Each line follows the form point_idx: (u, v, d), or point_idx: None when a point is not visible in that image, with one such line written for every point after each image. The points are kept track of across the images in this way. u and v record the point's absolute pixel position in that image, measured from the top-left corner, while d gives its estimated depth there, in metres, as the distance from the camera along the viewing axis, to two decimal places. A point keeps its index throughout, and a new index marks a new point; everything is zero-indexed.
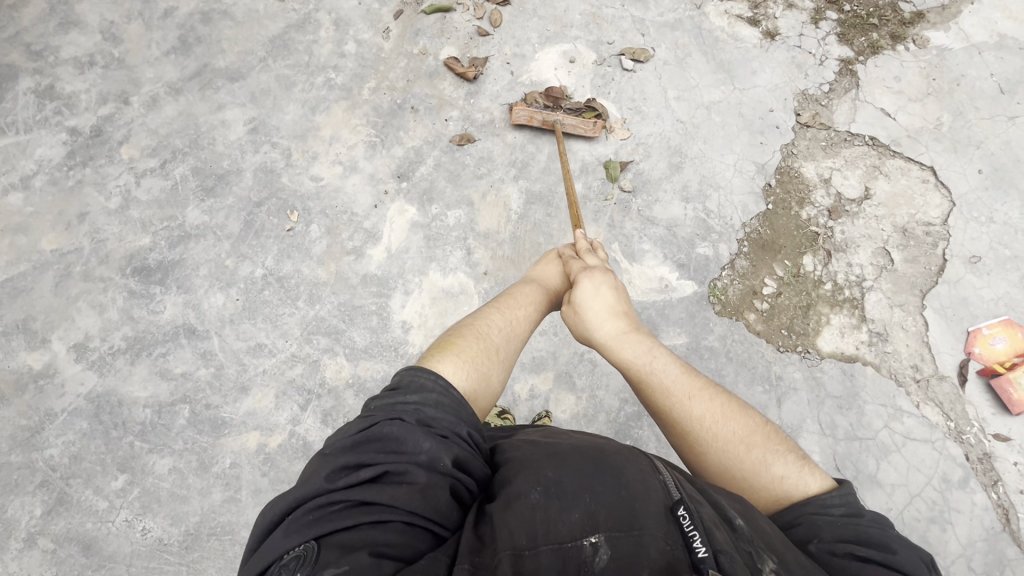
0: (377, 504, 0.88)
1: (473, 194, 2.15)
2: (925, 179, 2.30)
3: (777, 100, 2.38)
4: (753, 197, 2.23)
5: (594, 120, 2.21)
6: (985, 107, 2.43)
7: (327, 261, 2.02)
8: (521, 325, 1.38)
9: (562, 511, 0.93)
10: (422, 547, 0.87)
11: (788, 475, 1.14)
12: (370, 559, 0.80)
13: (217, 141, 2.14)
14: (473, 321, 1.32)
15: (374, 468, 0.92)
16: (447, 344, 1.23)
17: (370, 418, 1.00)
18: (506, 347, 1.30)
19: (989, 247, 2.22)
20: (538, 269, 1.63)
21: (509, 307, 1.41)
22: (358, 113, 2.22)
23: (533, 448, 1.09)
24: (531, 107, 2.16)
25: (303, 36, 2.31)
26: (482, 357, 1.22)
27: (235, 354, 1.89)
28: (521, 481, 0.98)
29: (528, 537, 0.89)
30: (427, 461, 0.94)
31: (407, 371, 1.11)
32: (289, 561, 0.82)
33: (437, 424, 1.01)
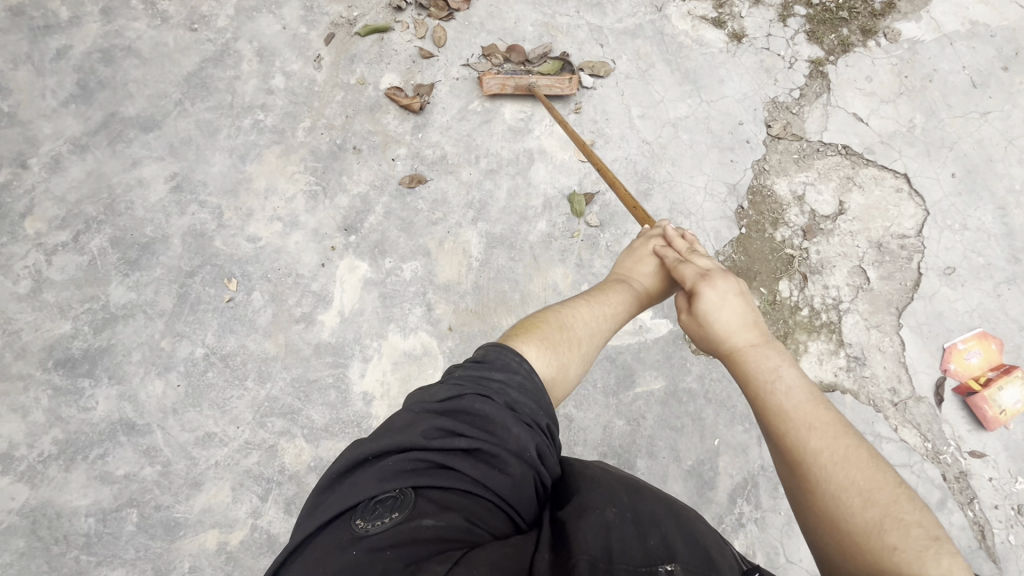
0: (468, 473, 0.92)
1: (429, 243, 1.98)
2: (899, 188, 2.22)
3: (747, 112, 2.24)
4: (726, 221, 2.12)
5: (569, 77, 2.14)
6: (958, 104, 2.34)
7: (274, 332, 1.85)
8: (607, 321, 1.32)
9: (642, 538, 0.87)
10: (504, 526, 0.91)
11: (913, 559, 0.76)
12: (463, 522, 0.86)
13: (136, 203, 1.91)
14: (560, 308, 1.30)
15: (467, 440, 0.93)
16: (531, 327, 1.22)
17: (459, 387, 1.00)
18: (589, 341, 1.26)
19: (963, 257, 2.18)
20: (630, 260, 1.45)
21: (601, 301, 1.34)
22: (294, 158, 2.01)
23: (605, 473, 1.04)
24: (501, 74, 2.09)
25: (222, 71, 2.05)
26: (563, 348, 1.20)
27: (183, 448, 1.74)
28: (597, 497, 0.95)
29: (604, 550, 0.84)
30: (516, 450, 0.95)
31: (495, 350, 1.10)
32: (386, 499, 0.88)
33: (525, 409, 1.02)
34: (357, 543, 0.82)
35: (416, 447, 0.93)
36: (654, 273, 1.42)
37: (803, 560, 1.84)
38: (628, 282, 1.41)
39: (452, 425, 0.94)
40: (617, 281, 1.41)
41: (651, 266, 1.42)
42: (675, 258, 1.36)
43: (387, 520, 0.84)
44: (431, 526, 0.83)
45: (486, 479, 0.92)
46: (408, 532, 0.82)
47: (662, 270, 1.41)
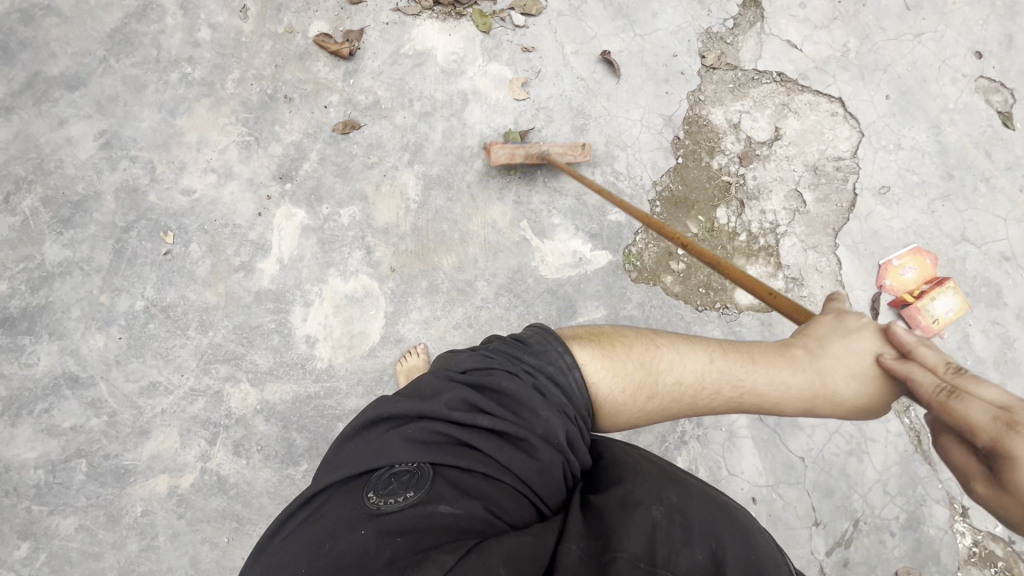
0: (491, 455, 0.93)
1: (365, 187, 1.99)
2: (834, 112, 2.25)
3: (681, 44, 2.24)
4: (662, 152, 2.14)
5: (582, 143, 2.04)
6: (892, 27, 2.35)
7: (214, 282, 1.86)
8: (711, 397, 1.10)
9: (688, 543, 0.86)
10: (526, 514, 0.91)
11: None
12: (483, 512, 0.88)
13: (66, 162, 1.90)
14: (661, 350, 1.13)
15: (492, 419, 0.96)
16: (607, 341, 1.15)
17: (488, 362, 1.03)
18: (668, 399, 1.10)
19: (897, 176, 2.21)
20: (824, 340, 1.06)
21: (727, 361, 1.11)
22: (225, 110, 1.99)
23: (650, 462, 1.02)
24: (510, 144, 1.97)
25: (146, 26, 2.02)
26: (628, 384, 1.09)
27: (128, 398, 1.76)
28: (641, 491, 0.93)
29: (648, 551, 0.84)
30: (544, 435, 0.96)
31: (540, 337, 1.10)
32: (403, 474, 0.92)
33: (558, 392, 1.02)
34: (367, 523, 0.86)
35: (440, 419, 0.96)
36: (855, 379, 1.02)
37: (744, 473, 1.92)
38: (805, 367, 1.05)
39: (477, 403, 0.97)
40: (788, 359, 1.06)
41: (863, 371, 1.01)
42: (933, 382, 0.89)
43: (402, 499, 0.89)
44: (446, 513, 0.87)
45: (511, 463, 0.93)
46: (422, 517, 0.87)
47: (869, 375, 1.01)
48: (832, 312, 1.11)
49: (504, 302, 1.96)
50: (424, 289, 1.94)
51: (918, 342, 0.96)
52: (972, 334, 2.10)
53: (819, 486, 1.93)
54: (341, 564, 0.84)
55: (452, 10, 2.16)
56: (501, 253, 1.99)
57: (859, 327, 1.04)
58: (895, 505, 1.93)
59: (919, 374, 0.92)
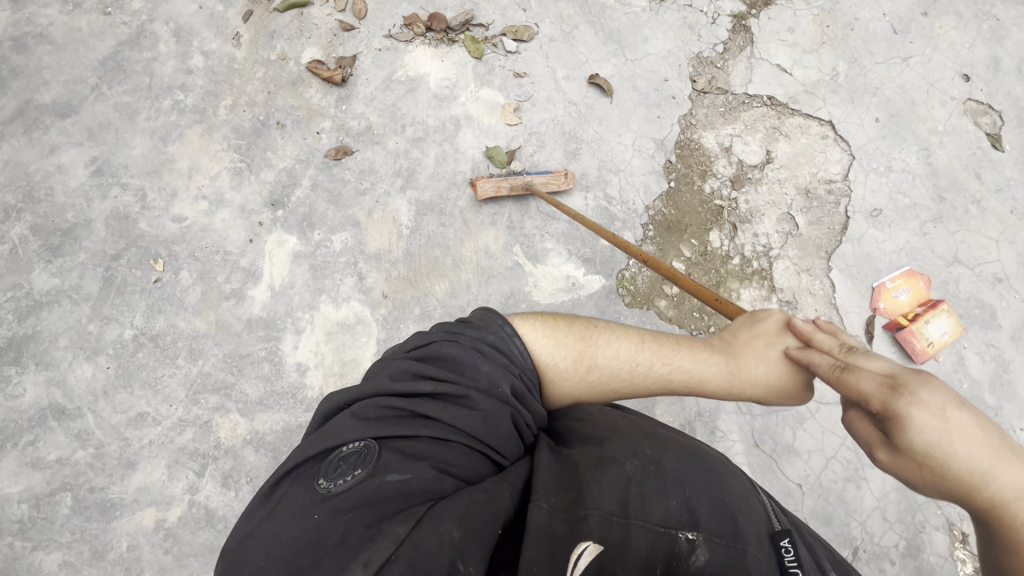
0: (436, 418, 0.95)
1: (358, 213, 1.98)
2: (824, 135, 2.26)
3: (671, 68, 2.26)
4: (655, 176, 2.15)
5: (564, 172, 2.07)
6: (880, 51, 2.38)
7: (204, 310, 1.85)
8: (647, 373, 1.18)
9: (662, 497, 0.91)
10: (478, 468, 0.94)
11: None
12: (432, 471, 0.89)
13: (56, 189, 1.89)
14: (603, 328, 1.21)
15: (433, 384, 0.97)
16: (551, 316, 1.20)
17: (427, 337, 1.05)
18: (608, 373, 1.16)
19: (889, 198, 2.22)
20: (738, 334, 1.21)
21: (657, 339, 1.22)
22: (217, 137, 1.99)
23: (623, 421, 1.06)
24: (495, 177, 2.01)
25: (139, 54, 2.03)
26: (569, 356, 1.14)
27: (115, 429, 1.73)
28: (615, 448, 0.97)
29: (622, 504, 0.89)
30: (488, 391, 0.98)
31: (480, 314, 1.13)
32: (351, 455, 0.91)
33: (500, 354, 1.05)
34: (319, 507, 0.85)
35: (383, 393, 0.97)
36: (770, 366, 1.14)
37: None
38: (722, 353, 1.20)
39: (417, 371, 0.99)
40: (708, 347, 1.22)
41: (772, 362, 1.14)
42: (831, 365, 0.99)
43: (351, 477, 0.88)
44: (395, 481, 0.87)
45: (455, 422, 0.95)
46: (373, 490, 0.86)
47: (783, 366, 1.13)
48: (750, 316, 1.25)
49: None
50: (417, 316, 1.92)
51: (817, 331, 1.08)
52: (967, 356, 2.10)
53: (817, 513, 1.90)
54: (296, 551, 0.82)
55: (444, 31, 2.18)
56: (495, 278, 1.99)
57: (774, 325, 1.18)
58: (894, 531, 1.90)
59: (821, 360, 1.02)
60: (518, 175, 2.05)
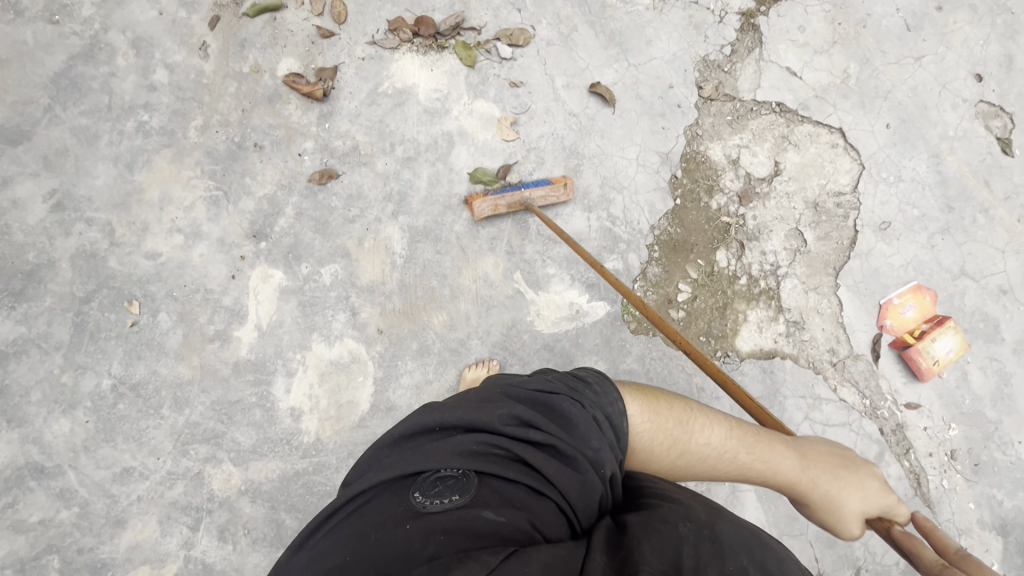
0: (538, 469, 0.83)
1: (347, 242, 1.86)
2: (835, 143, 2.16)
3: (677, 73, 2.12)
4: (660, 193, 2.04)
5: (564, 183, 1.94)
6: (893, 51, 2.26)
7: (186, 354, 1.73)
8: (730, 461, 1.07)
9: (721, 562, 0.73)
10: (562, 531, 0.79)
11: None
12: (526, 525, 0.77)
13: (12, 227, 1.72)
14: (698, 408, 1.10)
15: (543, 434, 0.86)
16: (653, 393, 1.07)
17: (550, 384, 0.94)
18: (690, 458, 1.05)
19: (898, 210, 2.15)
20: (825, 457, 1.12)
21: (753, 431, 1.11)
22: (188, 162, 1.83)
23: (677, 487, 0.91)
24: (493, 197, 1.87)
25: (94, 69, 1.83)
26: (664, 443, 1.02)
27: (100, 486, 1.64)
28: (669, 511, 0.81)
29: (674, 565, 0.71)
30: (594, 459, 0.86)
31: (598, 377, 1.01)
32: (449, 477, 0.82)
33: (614, 427, 0.93)
34: (413, 521, 0.77)
35: (490, 432, 0.86)
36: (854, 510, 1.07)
37: None
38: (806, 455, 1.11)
39: (530, 416, 0.87)
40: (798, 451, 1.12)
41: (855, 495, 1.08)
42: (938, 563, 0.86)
43: (447, 500, 0.79)
44: (491, 520, 0.76)
45: (558, 478, 0.82)
46: (466, 520, 0.76)
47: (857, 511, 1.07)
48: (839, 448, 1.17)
49: (499, 360, 1.86)
50: (414, 352, 1.83)
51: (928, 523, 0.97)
52: (971, 371, 2.08)
53: (822, 535, 1.91)
54: (384, 559, 0.74)
55: (434, 36, 2.00)
56: (495, 308, 1.89)
57: (867, 474, 1.10)
58: None
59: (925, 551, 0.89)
60: (516, 190, 1.89)
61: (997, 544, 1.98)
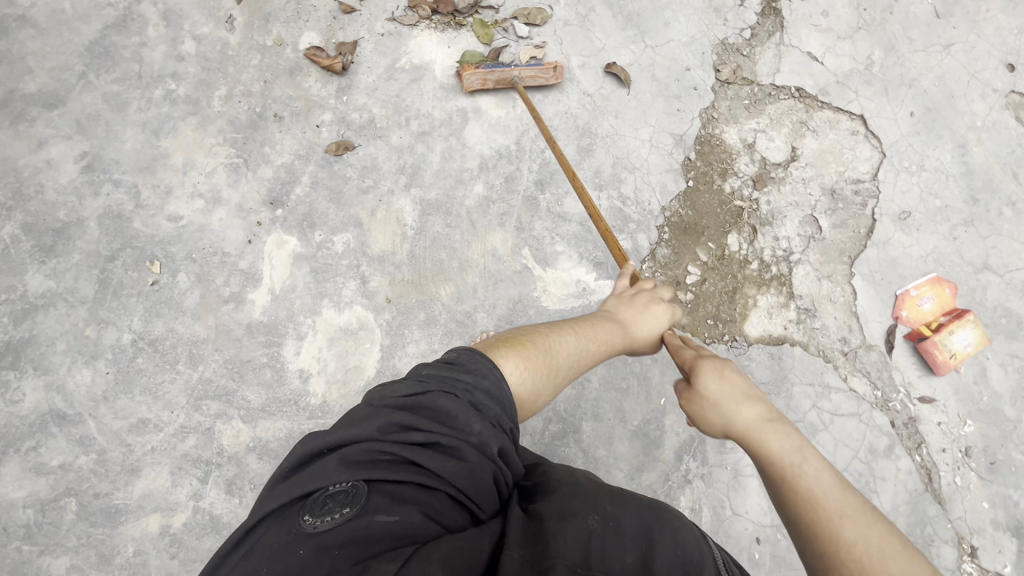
0: (425, 465, 0.90)
1: (360, 212, 1.90)
2: (854, 130, 2.12)
3: (694, 56, 2.11)
4: (673, 175, 2.03)
5: (555, 65, 1.97)
6: (919, 38, 2.21)
7: (203, 314, 1.80)
8: (588, 357, 1.31)
9: (621, 552, 0.85)
10: (461, 519, 0.89)
11: None
12: (421, 516, 0.85)
13: (46, 186, 1.81)
14: (546, 331, 1.29)
15: (425, 434, 0.92)
16: (515, 343, 1.21)
17: (423, 383, 0.98)
18: (567, 370, 1.25)
19: (918, 200, 2.10)
20: (629, 310, 1.44)
21: (593, 330, 1.35)
22: (211, 130, 1.89)
23: (586, 481, 1.02)
24: (483, 69, 1.91)
25: (127, 38, 1.91)
26: (542, 372, 1.18)
27: (117, 435, 1.71)
28: (579, 503, 0.93)
29: (583, 555, 0.83)
30: (477, 443, 0.94)
31: (466, 354, 1.09)
32: (338, 493, 0.85)
33: (491, 407, 1.01)
34: (305, 543, 0.79)
35: (372, 441, 0.90)
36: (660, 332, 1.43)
37: (749, 512, 1.86)
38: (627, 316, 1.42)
39: (409, 420, 0.92)
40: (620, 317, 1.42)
41: (659, 322, 1.43)
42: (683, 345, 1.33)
43: (337, 516, 0.82)
44: (384, 523, 0.82)
45: (444, 471, 0.90)
46: (359, 529, 0.80)
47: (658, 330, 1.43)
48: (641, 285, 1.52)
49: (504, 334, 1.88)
50: (421, 321, 1.86)
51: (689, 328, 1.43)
52: (990, 368, 2.01)
53: None
54: None
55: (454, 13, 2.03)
56: (502, 282, 1.91)
57: (653, 302, 1.46)
58: None
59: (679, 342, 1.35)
60: (506, 66, 1.94)
61: (1012, 546, 1.91)
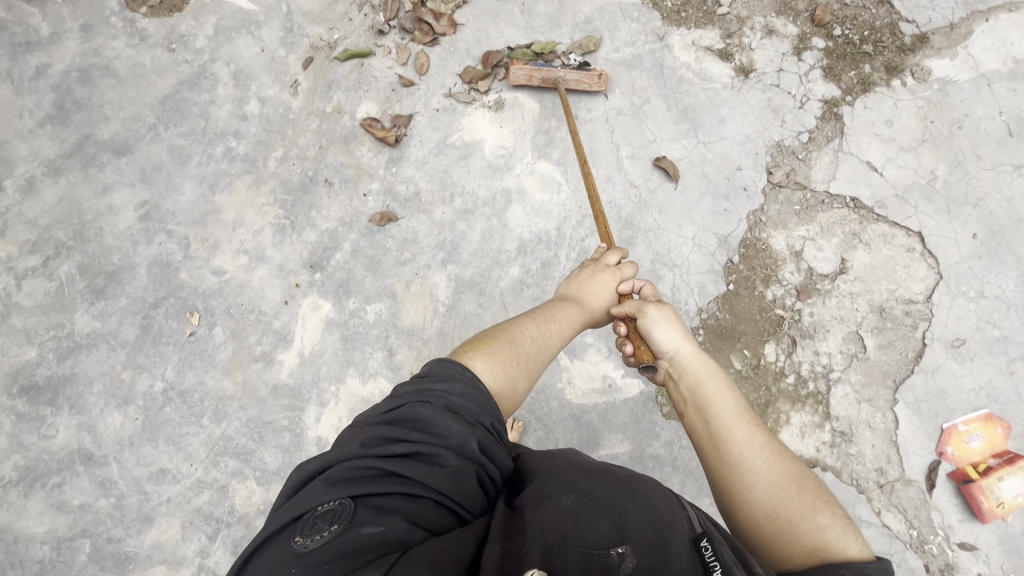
0: (408, 474, 0.91)
1: (395, 284, 1.92)
2: (910, 247, 2.03)
3: (747, 156, 2.07)
4: (713, 276, 1.99)
5: (599, 73, 2.04)
6: (989, 155, 2.11)
7: (233, 370, 1.84)
8: (554, 337, 1.33)
9: (596, 521, 0.92)
10: (446, 522, 0.90)
11: (807, 505, 1.03)
12: (404, 522, 0.85)
13: (105, 230, 1.90)
14: (507, 326, 1.30)
15: (406, 445, 0.94)
16: (479, 343, 1.21)
17: (399, 398, 1.00)
18: (537, 357, 1.27)
19: (975, 328, 1.99)
20: (578, 285, 1.47)
21: (549, 312, 1.37)
22: (264, 190, 1.95)
23: (565, 461, 1.06)
24: (530, 65, 2.01)
25: (198, 95, 2.00)
26: (511, 362, 1.19)
27: (137, 482, 1.75)
28: (553, 484, 0.97)
29: (559, 534, 0.89)
30: (457, 446, 0.96)
31: (435, 364, 1.09)
32: (326, 511, 0.86)
33: (468, 410, 1.02)
34: (297, 562, 0.80)
35: (355, 458, 0.92)
36: (607, 294, 1.47)
37: None
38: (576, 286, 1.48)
39: (391, 433, 0.95)
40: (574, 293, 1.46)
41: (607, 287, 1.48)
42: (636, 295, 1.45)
43: (326, 533, 0.83)
44: (370, 533, 0.82)
45: (427, 478, 0.91)
46: (347, 542, 0.81)
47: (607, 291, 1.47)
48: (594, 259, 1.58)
49: (524, 423, 1.86)
50: None
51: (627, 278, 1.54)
52: None
53: None
54: None
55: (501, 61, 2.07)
56: None
57: (598, 270, 1.51)
58: None
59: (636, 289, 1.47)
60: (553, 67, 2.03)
61: None
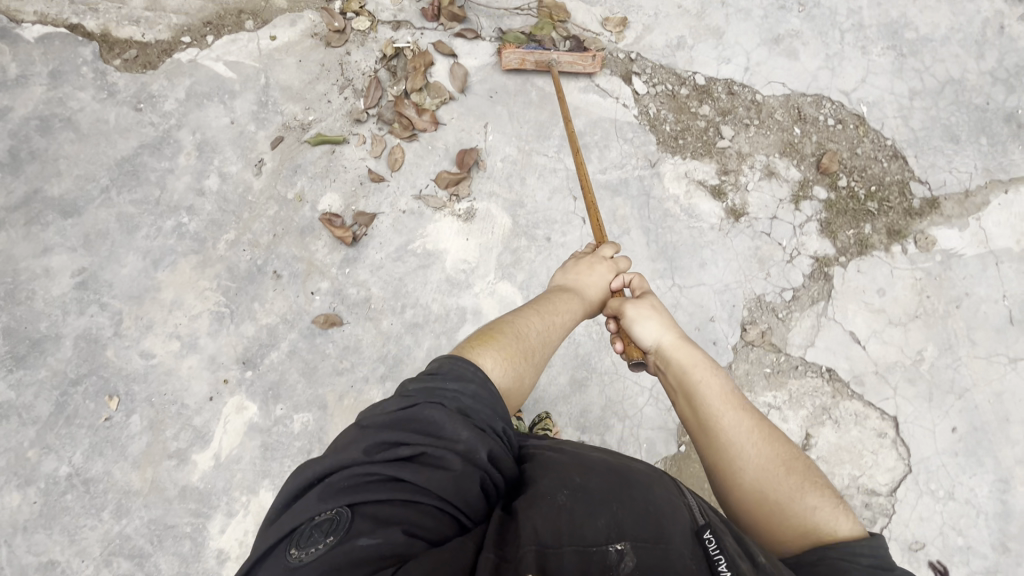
0: (411, 480, 0.82)
1: (328, 395, 1.82)
2: (882, 431, 1.89)
3: (722, 306, 1.94)
4: (665, 433, 1.86)
5: (593, 54, 1.98)
6: (983, 342, 1.96)
7: (143, 463, 1.75)
8: (558, 332, 1.25)
9: (591, 517, 0.85)
10: (447, 530, 0.80)
11: (794, 488, 0.99)
12: (403, 533, 0.76)
13: (37, 294, 1.81)
14: (509, 319, 1.20)
15: (412, 446, 0.85)
16: (485, 337, 1.12)
17: (409, 398, 0.92)
18: (542, 351, 1.18)
19: (938, 532, 1.84)
20: (577, 276, 1.41)
21: (551, 307, 1.28)
22: (208, 273, 1.86)
23: (560, 458, 0.99)
24: (522, 49, 1.94)
25: (157, 161, 1.91)
26: (519, 359, 1.10)
27: (23, 570, 1.67)
28: (547, 483, 0.90)
29: (555, 534, 0.81)
30: (465, 451, 0.87)
31: (443, 360, 1.00)
32: (323, 522, 0.78)
33: (479, 416, 0.93)
34: None
35: (356, 464, 0.84)
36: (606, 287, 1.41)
37: None
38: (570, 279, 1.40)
39: (394, 435, 0.86)
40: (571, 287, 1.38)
41: (602, 282, 1.41)
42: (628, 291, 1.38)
43: (321, 546, 0.75)
44: (367, 545, 0.74)
45: (431, 485, 0.82)
46: (340, 556, 0.73)
47: (599, 282, 1.40)
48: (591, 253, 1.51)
49: None
50: None
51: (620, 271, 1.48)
52: None
53: None
54: None
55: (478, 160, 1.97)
56: None
57: (593, 262, 1.44)
58: None
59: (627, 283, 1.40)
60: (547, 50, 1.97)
61: None
